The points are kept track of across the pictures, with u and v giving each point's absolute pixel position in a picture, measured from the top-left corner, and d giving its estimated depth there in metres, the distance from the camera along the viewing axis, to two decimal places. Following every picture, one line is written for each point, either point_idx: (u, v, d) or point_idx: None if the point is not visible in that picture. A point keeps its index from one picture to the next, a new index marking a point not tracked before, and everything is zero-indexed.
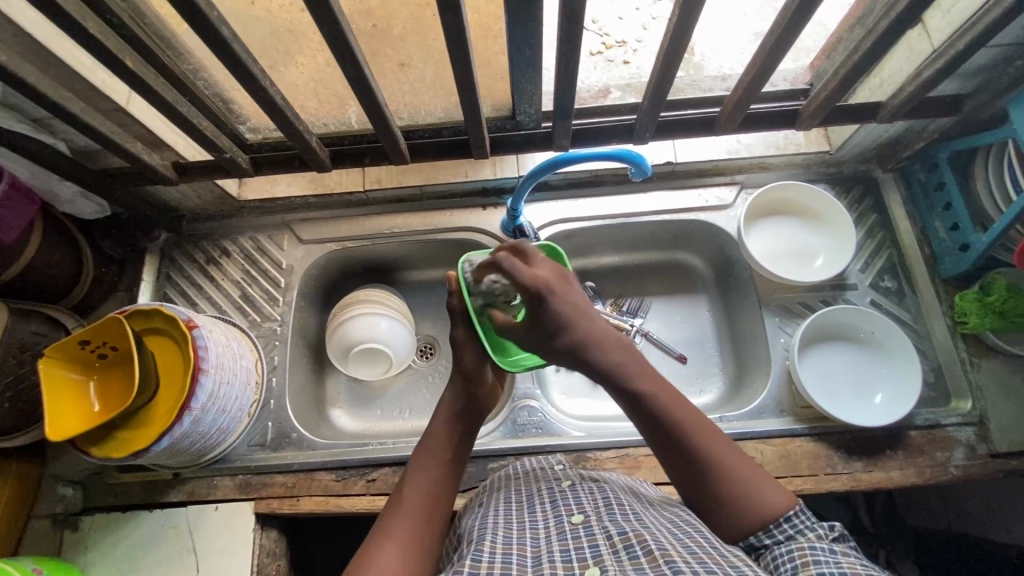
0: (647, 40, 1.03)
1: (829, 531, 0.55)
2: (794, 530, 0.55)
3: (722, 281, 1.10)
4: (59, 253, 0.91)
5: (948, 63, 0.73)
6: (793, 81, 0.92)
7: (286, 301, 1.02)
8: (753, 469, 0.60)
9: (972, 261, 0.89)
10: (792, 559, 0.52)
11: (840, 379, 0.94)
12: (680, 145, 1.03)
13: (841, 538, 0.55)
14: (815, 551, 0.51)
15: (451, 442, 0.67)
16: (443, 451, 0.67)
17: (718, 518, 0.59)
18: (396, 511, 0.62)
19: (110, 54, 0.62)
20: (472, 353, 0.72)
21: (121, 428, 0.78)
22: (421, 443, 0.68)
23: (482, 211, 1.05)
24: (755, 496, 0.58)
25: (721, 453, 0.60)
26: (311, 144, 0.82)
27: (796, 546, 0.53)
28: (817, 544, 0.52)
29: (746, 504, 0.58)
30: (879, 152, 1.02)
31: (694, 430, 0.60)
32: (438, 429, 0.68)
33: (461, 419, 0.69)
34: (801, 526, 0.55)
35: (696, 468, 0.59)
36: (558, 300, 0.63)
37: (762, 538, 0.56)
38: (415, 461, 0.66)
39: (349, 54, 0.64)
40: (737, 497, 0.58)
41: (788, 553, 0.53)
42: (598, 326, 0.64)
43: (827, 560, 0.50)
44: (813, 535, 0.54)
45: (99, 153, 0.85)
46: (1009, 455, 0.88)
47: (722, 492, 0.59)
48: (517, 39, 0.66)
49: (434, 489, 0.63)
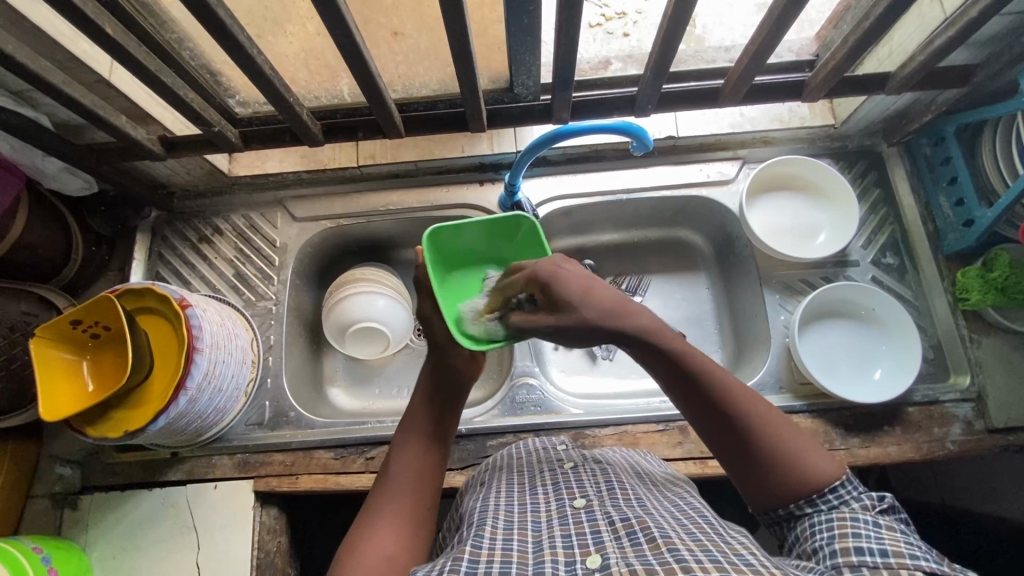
0: (649, 11, 0.99)
1: (877, 501, 0.55)
2: (838, 501, 0.55)
3: (723, 259, 1.08)
4: (46, 231, 0.89)
5: (960, 31, 0.70)
6: (798, 52, 0.89)
7: (280, 280, 1.01)
8: (797, 435, 0.58)
9: (975, 236, 0.88)
10: (831, 530, 0.52)
11: (841, 357, 0.94)
12: (681, 118, 1.00)
13: (890, 510, 0.55)
14: (858, 523, 0.51)
15: (434, 417, 0.67)
16: (425, 427, 0.66)
17: (765, 487, 0.57)
18: (385, 489, 0.62)
19: (89, 20, 0.60)
20: (440, 323, 0.68)
21: (117, 408, 0.77)
22: (405, 420, 0.68)
23: (479, 187, 1.04)
24: (801, 467, 0.56)
25: (767, 420, 0.58)
26: (302, 116, 0.79)
27: (837, 516, 0.53)
28: (860, 516, 0.52)
29: (795, 475, 0.56)
30: (885, 125, 1.00)
31: (743, 397, 0.58)
32: (418, 407, 0.68)
33: (440, 393, 0.68)
34: (847, 496, 0.55)
35: (743, 439, 0.57)
36: (567, 278, 0.60)
37: (803, 507, 0.56)
38: (401, 439, 0.66)
39: (339, 21, 0.61)
40: (788, 470, 0.56)
41: (827, 520, 0.53)
42: (618, 299, 0.60)
43: (868, 534, 0.50)
44: (859, 505, 0.54)
45: (85, 127, 0.83)
46: (1007, 430, 0.88)
47: (771, 460, 0.57)
48: (516, 6, 0.63)
49: (420, 466, 0.64)
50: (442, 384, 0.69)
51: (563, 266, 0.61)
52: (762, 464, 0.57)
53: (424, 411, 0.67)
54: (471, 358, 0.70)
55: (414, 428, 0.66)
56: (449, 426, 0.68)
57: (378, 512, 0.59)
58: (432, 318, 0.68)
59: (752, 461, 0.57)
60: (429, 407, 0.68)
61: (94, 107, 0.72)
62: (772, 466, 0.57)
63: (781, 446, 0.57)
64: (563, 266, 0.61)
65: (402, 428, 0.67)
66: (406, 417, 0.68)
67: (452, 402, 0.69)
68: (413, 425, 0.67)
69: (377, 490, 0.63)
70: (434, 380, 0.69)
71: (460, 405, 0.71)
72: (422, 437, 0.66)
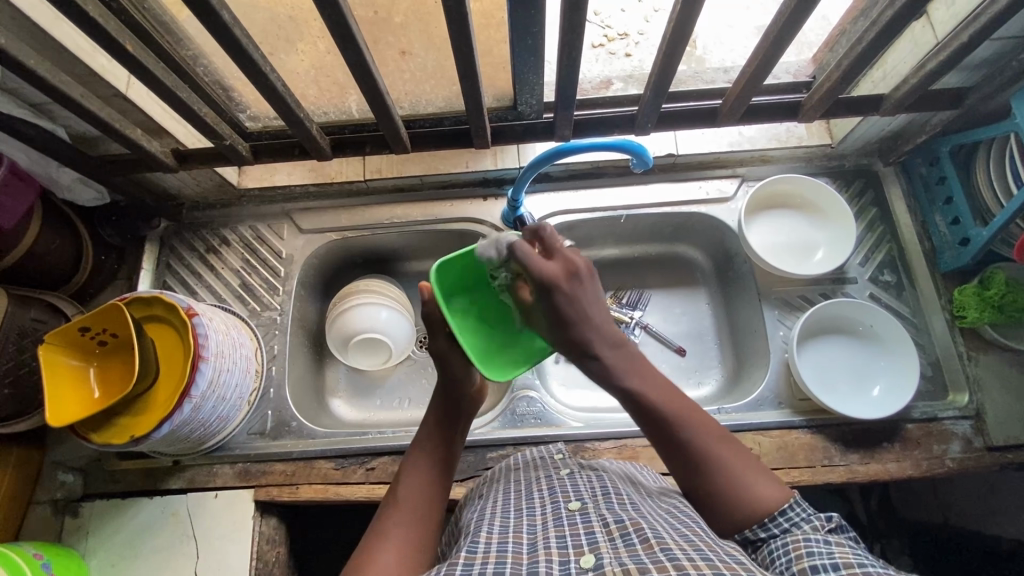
0: (650, 33, 1.02)
1: (826, 522, 0.54)
2: (789, 523, 0.55)
3: (722, 275, 1.10)
4: (58, 240, 0.91)
5: (951, 56, 0.73)
6: (795, 73, 0.92)
7: (285, 290, 1.03)
8: (748, 461, 0.60)
9: (971, 255, 0.89)
10: (787, 552, 0.51)
11: (839, 372, 0.95)
12: (681, 136, 1.02)
13: (839, 529, 0.55)
14: (810, 543, 0.51)
15: (442, 447, 0.68)
16: (436, 457, 0.67)
17: (717, 508, 0.58)
18: (393, 513, 0.61)
19: (111, 38, 0.62)
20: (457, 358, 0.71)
21: (122, 415, 0.78)
22: (414, 449, 0.68)
23: (482, 202, 1.06)
24: (751, 490, 0.57)
25: (711, 441, 0.60)
26: (312, 132, 0.81)
27: (791, 538, 0.52)
28: (812, 536, 0.52)
29: (742, 496, 0.57)
30: (881, 145, 1.02)
31: (690, 419, 0.61)
32: (427, 437, 0.69)
33: (450, 425, 0.70)
34: (796, 518, 0.55)
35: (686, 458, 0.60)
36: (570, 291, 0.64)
37: (757, 531, 0.56)
38: (410, 467, 0.66)
39: (350, 41, 0.63)
40: (733, 493, 0.57)
41: (782, 545, 0.52)
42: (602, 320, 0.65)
43: (821, 551, 0.49)
44: (810, 526, 0.54)
45: (100, 140, 0.85)
46: (1005, 448, 0.88)
47: (715, 482, 0.58)
48: (519, 27, 0.65)
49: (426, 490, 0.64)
50: (454, 414, 0.71)
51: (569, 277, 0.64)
52: (706, 486, 0.59)
53: (436, 439, 0.68)
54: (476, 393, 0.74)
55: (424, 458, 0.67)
56: (455, 460, 0.69)
57: (386, 534, 0.59)
58: (449, 354, 0.71)
59: (696, 482, 0.59)
60: (439, 435, 0.69)
61: (110, 120, 0.74)
62: (716, 489, 0.58)
63: (728, 470, 0.58)
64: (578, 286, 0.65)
65: (411, 456, 0.67)
66: (416, 445, 0.68)
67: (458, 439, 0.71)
68: (421, 453, 0.67)
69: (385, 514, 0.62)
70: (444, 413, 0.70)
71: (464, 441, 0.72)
72: (432, 463, 0.66)
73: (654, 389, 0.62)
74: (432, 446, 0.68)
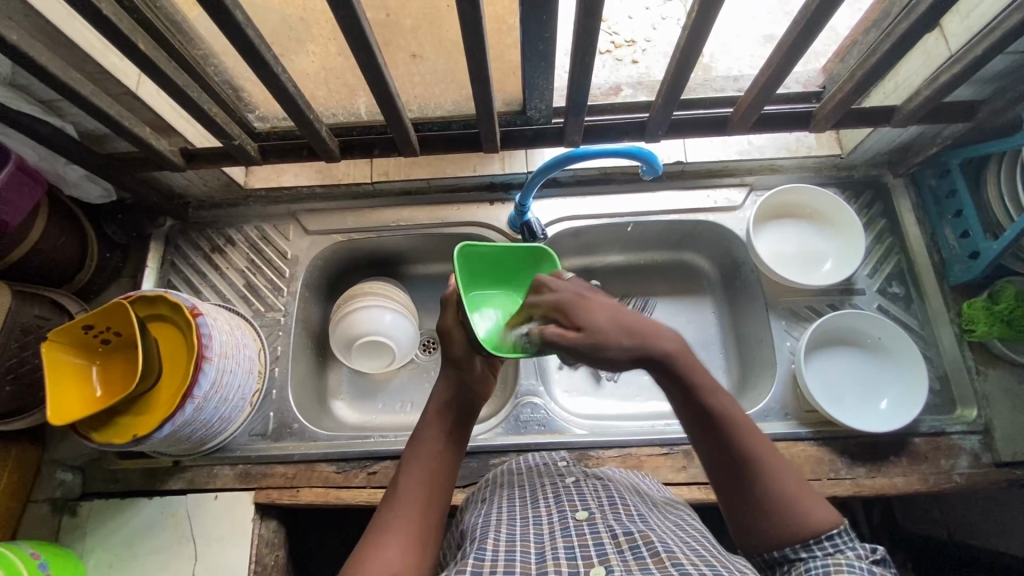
0: (658, 40, 1.03)
1: (870, 553, 0.53)
2: (833, 549, 0.53)
3: (728, 284, 1.09)
4: (64, 236, 0.91)
5: (965, 69, 0.72)
6: (806, 83, 0.91)
7: (290, 291, 1.02)
8: (800, 484, 0.57)
9: (981, 269, 0.89)
10: (826, 570, 0.50)
11: (846, 385, 0.94)
12: (690, 144, 1.02)
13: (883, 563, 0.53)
14: (854, 568, 0.50)
15: (444, 435, 0.66)
16: (438, 445, 0.65)
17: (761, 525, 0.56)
18: (395, 504, 0.60)
19: (123, 36, 0.62)
20: (461, 338, 0.70)
21: (123, 414, 0.77)
22: (416, 437, 0.66)
23: (489, 206, 1.05)
24: (800, 512, 0.55)
25: (764, 454, 0.58)
26: (321, 134, 0.81)
27: (832, 560, 0.51)
28: (855, 563, 0.50)
29: (791, 518, 0.55)
30: (891, 157, 1.01)
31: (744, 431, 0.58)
32: (429, 423, 0.67)
33: (453, 411, 0.68)
34: (841, 545, 0.53)
35: (737, 472, 0.57)
36: (593, 306, 0.57)
37: (798, 551, 0.54)
38: (411, 455, 0.65)
39: (363, 43, 0.63)
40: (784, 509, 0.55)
41: (822, 565, 0.51)
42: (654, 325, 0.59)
43: None
44: (853, 553, 0.52)
45: (108, 137, 0.85)
46: (1014, 464, 0.87)
47: (765, 499, 0.56)
48: (532, 32, 0.65)
49: (428, 480, 0.62)
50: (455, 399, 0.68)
51: (585, 296, 0.59)
52: (757, 501, 0.57)
53: (436, 429, 0.66)
54: (483, 377, 0.71)
55: (425, 447, 0.65)
56: (459, 448, 0.67)
57: (387, 528, 0.58)
58: (453, 330, 0.70)
59: (746, 497, 0.57)
60: (441, 424, 0.67)
61: (119, 118, 0.74)
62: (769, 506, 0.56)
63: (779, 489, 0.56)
64: (591, 295, 0.60)
65: (411, 445, 0.66)
66: (417, 432, 0.67)
67: (461, 426, 0.68)
68: (424, 440, 0.66)
69: (386, 504, 0.61)
70: (447, 398, 0.68)
71: (470, 427, 0.70)
72: (433, 453, 0.65)
73: (719, 402, 0.59)
74: (434, 432, 0.66)
